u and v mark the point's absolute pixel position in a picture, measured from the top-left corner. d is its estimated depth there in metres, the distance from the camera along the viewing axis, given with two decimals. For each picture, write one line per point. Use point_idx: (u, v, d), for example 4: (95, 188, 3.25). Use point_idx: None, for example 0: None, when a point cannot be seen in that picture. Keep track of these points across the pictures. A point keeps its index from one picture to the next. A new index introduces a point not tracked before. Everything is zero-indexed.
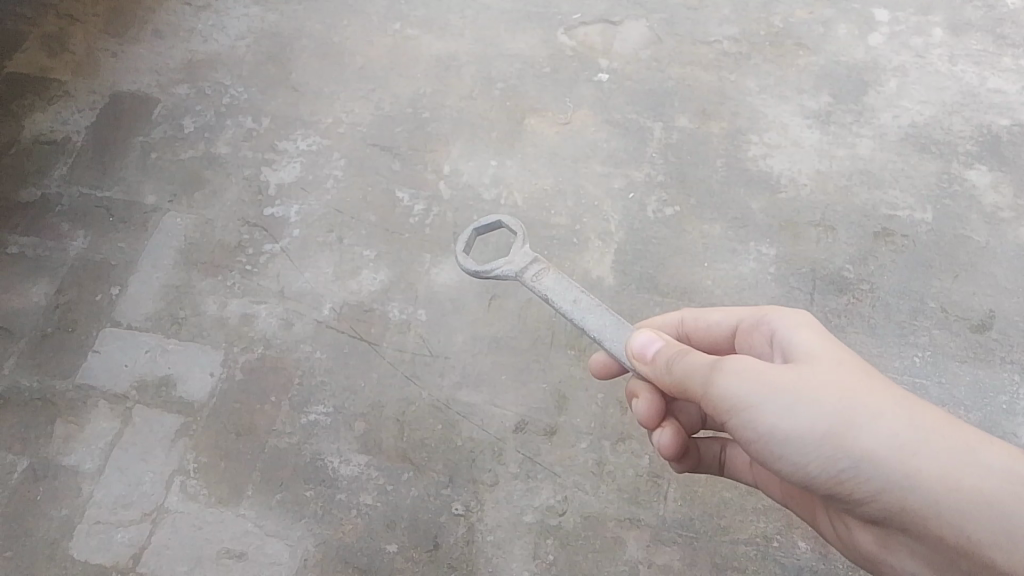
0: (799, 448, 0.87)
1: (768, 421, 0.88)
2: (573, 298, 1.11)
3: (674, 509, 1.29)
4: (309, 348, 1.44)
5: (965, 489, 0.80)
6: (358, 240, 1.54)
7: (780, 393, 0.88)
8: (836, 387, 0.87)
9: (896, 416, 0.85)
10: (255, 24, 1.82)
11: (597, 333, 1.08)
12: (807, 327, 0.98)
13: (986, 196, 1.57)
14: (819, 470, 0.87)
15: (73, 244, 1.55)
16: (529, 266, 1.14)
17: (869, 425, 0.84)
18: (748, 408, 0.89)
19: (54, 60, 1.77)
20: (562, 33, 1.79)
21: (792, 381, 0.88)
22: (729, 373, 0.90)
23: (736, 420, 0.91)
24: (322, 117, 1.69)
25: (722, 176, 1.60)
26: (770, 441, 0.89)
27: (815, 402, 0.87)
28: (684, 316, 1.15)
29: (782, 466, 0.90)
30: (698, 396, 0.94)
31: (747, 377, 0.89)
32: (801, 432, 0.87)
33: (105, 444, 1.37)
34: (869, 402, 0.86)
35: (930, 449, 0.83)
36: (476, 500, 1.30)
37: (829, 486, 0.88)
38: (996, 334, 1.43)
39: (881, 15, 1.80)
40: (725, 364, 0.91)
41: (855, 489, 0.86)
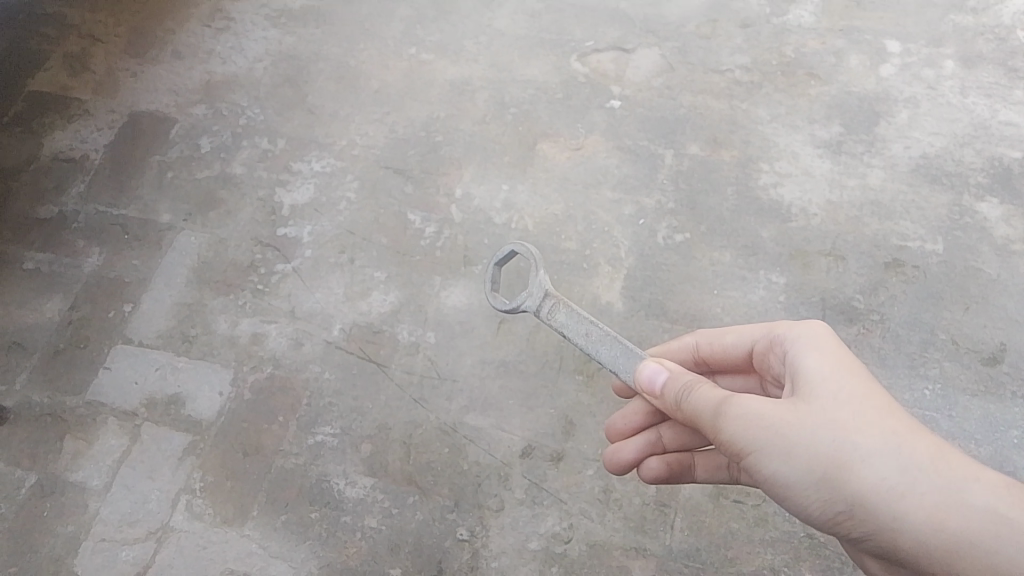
0: (798, 492, 0.87)
1: (769, 465, 0.88)
2: (584, 331, 1.10)
3: (680, 539, 1.28)
4: (318, 368, 1.44)
5: (952, 531, 0.80)
6: (368, 261, 1.55)
7: (780, 437, 0.87)
8: (833, 427, 0.85)
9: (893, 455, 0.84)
10: (273, 47, 1.85)
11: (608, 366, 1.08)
12: (817, 348, 0.95)
13: (997, 228, 1.57)
14: (817, 511, 0.87)
15: (88, 261, 1.56)
16: (544, 302, 1.12)
17: (865, 468, 0.83)
18: (751, 452, 0.88)
19: (75, 79, 1.80)
20: (575, 59, 1.81)
21: (792, 423, 0.87)
22: (730, 415, 0.90)
23: (738, 460, 0.91)
24: (336, 139, 1.71)
25: (732, 204, 1.60)
26: (771, 483, 0.89)
27: (814, 444, 0.85)
28: (699, 339, 1.15)
29: (783, 504, 0.90)
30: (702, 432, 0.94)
31: (749, 421, 0.88)
32: (799, 475, 0.86)
33: (113, 461, 1.37)
34: (868, 441, 0.84)
35: (924, 490, 0.82)
36: (481, 525, 1.30)
37: (828, 526, 0.88)
38: (1008, 368, 1.42)
39: (892, 47, 1.81)
40: (727, 405, 0.90)
41: (853, 530, 0.86)
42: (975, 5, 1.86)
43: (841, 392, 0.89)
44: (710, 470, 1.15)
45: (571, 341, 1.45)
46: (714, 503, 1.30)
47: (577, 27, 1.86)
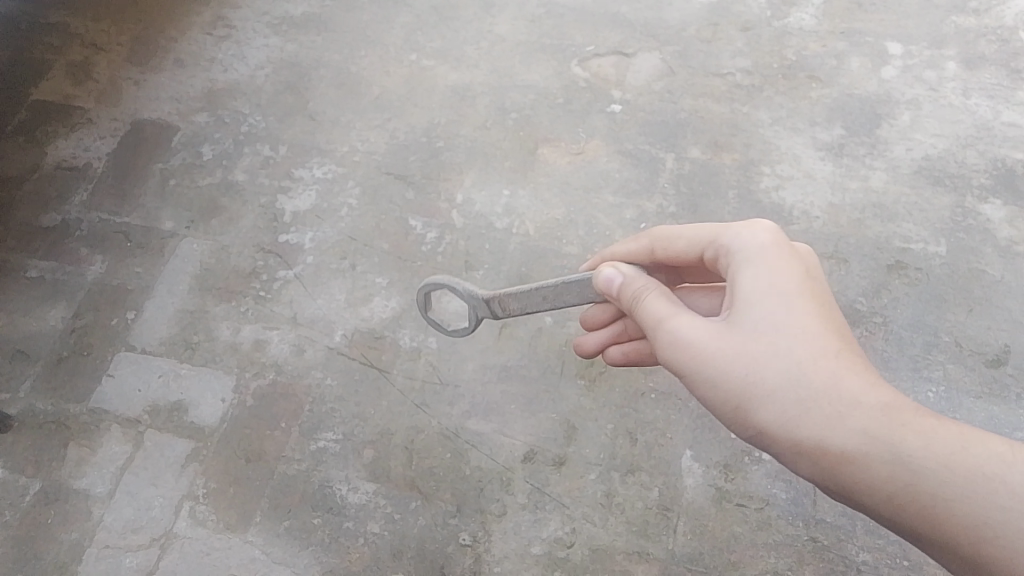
0: (718, 413, 0.89)
1: (694, 388, 0.90)
2: (542, 295, 1.09)
3: (683, 543, 1.27)
4: (320, 374, 1.44)
5: (862, 467, 0.79)
6: (370, 267, 1.56)
7: (696, 364, 0.88)
8: (749, 355, 0.86)
9: (796, 383, 0.83)
10: (274, 54, 1.86)
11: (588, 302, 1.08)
12: (757, 265, 0.92)
13: (1001, 229, 1.56)
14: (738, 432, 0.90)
15: (91, 269, 1.57)
16: (492, 305, 1.14)
17: (768, 397, 0.84)
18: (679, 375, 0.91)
19: (78, 88, 1.81)
20: (576, 64, 1.81)
21: (712, 348, 0.88)
22: (659, 343, 0.92)
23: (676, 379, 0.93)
24: (337, 145, 1.71)
25: (734, 207, 1.60)
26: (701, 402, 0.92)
27: (725, 373, 0.86)
28: (654, 237, 1.06)
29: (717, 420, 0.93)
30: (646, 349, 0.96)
31: (672, 343, 0.91)
32: (714, 398, 0.88)
33: (116, 468, 1.37)
34: (773, 372, 0.84)
35: (821, 417, 0.82)
36: (483, 531, 1.30)
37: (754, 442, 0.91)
38: (1012, 369, 1.42)
39: (894, 49, 1.81)
40: (660, 333, 0.92)
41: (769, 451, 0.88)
42: (977, 6, 1.86)
43: (769, 317, 0.87)
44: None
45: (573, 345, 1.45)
46: (717, 508, 1.30)
47: (577, 32, 1.86)
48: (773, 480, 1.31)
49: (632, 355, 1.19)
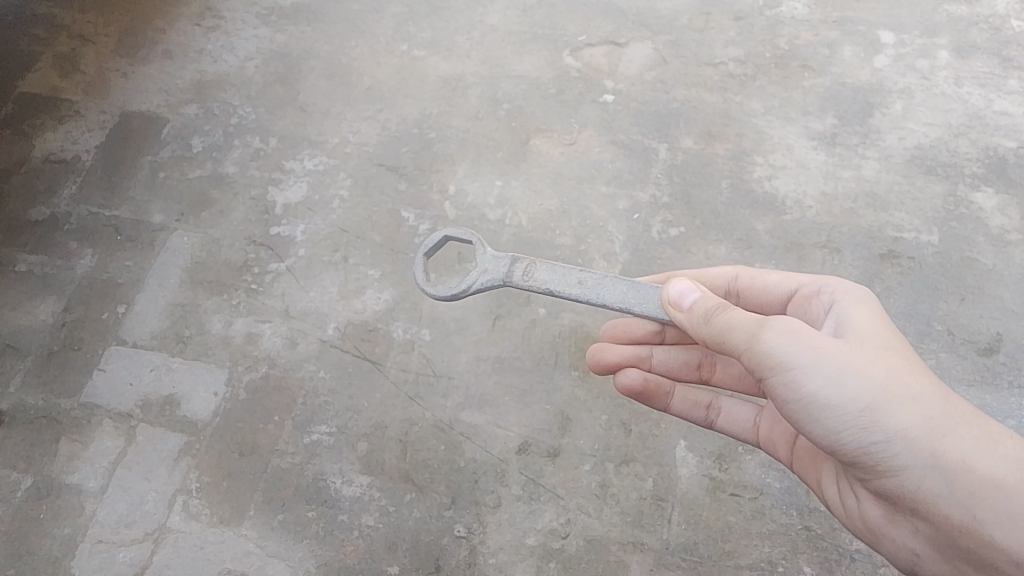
0: (839, 416, 0.88)
1: (812, 386, 0.89)
2: (577, 280, 1.11)
3: (678, 533, 1.28)
4: (313, 367, 1.44)
5: (1009, 491, 0.83)
6: (362, 260, 1.55)
7: (830, 361, 0.89)
8: (884, 365, 0.90)
9: (936, 402, 0.88)
10: (264, 45, 1.84)
11: (620, 304, 1.09)
12: (862, 303, 1.01)
13: (993, 218, 1.56)
14: (850, 440, 0.89)
15: (81, 263, 1.56)
16: (513, 266, 1.15)
17: (908, 405, 0.87)
18: (792, 370, 0.90)
19: (66, 80, 1.79)
20: (568, 54, 1.80)
21: (843, 353, 0.90)
22: (774, 336, 0.90)
23: (779, 381, 0.91)
24: (328, 137, 1.70)
25: (727, 197, 1.60)
26: (811, 404, 0.90)
27: (862, 375, 0.88)
28: (740, 272, 1.19)
29: (815, 429, 0.91)
30: (741, 349, 0.93)
31: (793, 337, 0.90)
32: (843, 398, 0.88)
33: (109, 463, 1.37)
34: (913, 384, 0.89)
35: (959, 436, 0.86)
36: (478, 523, 1.30)
37: (855, 455, 0.91)
38: (1004, 358, 1.42)
39: (886, 37, 1.80)
40: (772, 326, 0.91)
41: (880, 462, 0.89)
42: None
43: (893, 343, 0.93)
44: (691, 404, 1.22)
45: (567, 336, 1.45)
46: (711, 497, 1.30)
47: (569, 22, 1.85)
48: (767, 470, 1.31)
49: (649, 385, 1.22)
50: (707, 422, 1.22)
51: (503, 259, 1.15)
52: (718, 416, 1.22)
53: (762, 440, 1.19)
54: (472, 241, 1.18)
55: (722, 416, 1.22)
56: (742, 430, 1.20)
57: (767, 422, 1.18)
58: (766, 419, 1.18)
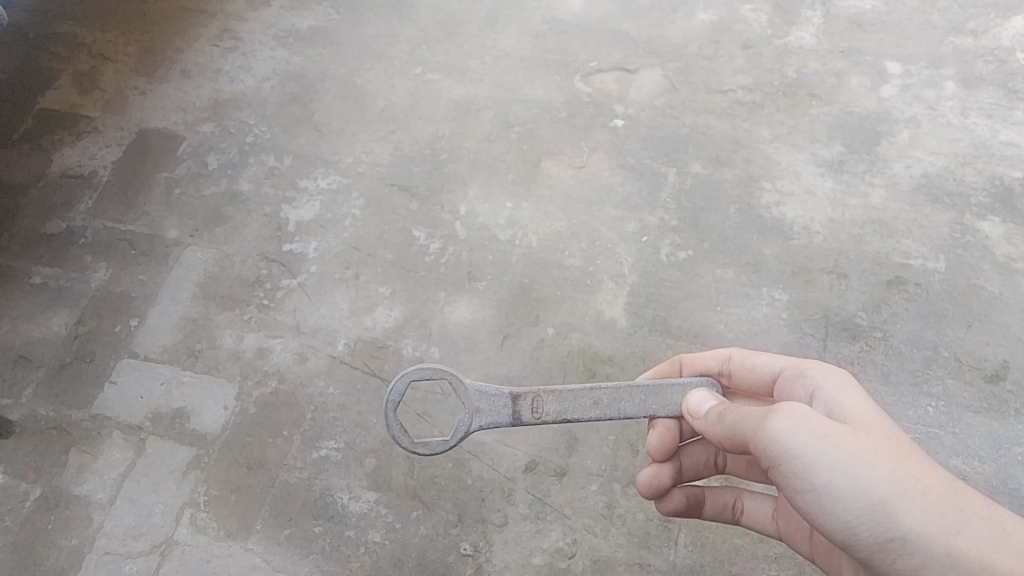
0: (849, 507, 0.85)
1: (823, 475, 0.86)
2: (590, 401, 1.09)
3: (684, 555, 1.27)
4: (322, 383, 1.45)
5: None
6: (374, 277, 1.56)
7: (836, 449, 0.86)
8: (890, 453, 0.87)
9: (947, 494, 0.84)
10: (281, 67, 1.88)
11: (641, 412, 1.10)
12: (853, 392, 0.99)
13: (999, 246, 1.58)
14: (864, 532, 0.85)
15: (95, 276, 1.58)
16: (517, 406, 1.10)
17: (920, 499, 0.83)
18: (797, 458, 0.87)
19: (85, 98, 1.83)
20: (579, 79, 1.83)
21: (848, 442, 0.87)
22: (780, 422, 0.87)
23: (786, 471, 0.88)
24: (342, 157, 1.73)
25: (735, 221, 1.62)
26: (823, 494, 0.86)
27: (872, 464, 0.85)
28: (732, 351, 1.15)
29: (829, 521, 0.87)
30: (748, 438, 0.91)
31: (797, 425, 0.87)
32: (852, 489, 0.85)
33: (117, 475, 1.37)
34: (923, 477, 0.85)
35: (975, 530, 0.82)
36: (485, 541, 1.30)
37: (870, 549, 0.86)
38: (1010, 385, 1.43)
39: (893, 68, 1.83)
40: (779, 412, 0.89)
41: (896, 557, 0.84)
42: (975, 27, 1.89)
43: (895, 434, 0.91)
44: (720, 507, 1.18)
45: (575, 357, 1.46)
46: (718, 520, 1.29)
47: (580, 48, 1.89)
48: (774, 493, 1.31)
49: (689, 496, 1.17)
50: (733, 520, 1.19)
51: (501, 398, 1.10)
52: (744, 514, 1.18)
53: (782, 532, 1.15)
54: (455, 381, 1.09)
55: (746, 513, 1.18)
56: (764, 525, 1.17)
57: (785, 516, 1.14)
58: (782, 513, 1.15)
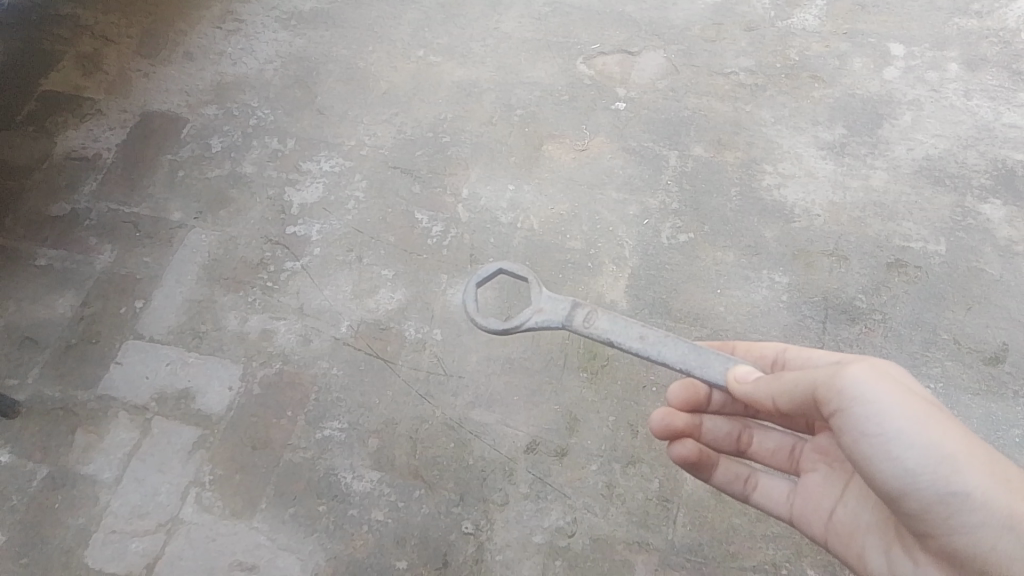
0: (918, 458, 0.87)
1: (895, 423, 0.88)
2: (637, 333, 1.12)
3: (683, 533, 1.29)
4: (326, 364, 1.46)
5: None
6: (376, 259, 1.57)
7: (909, 400, 0.89)
8: (956, 420, 0.90)
9: (1006, 463, 0.88)
10: (284, 49, 1.88)
11: (680, 364, 1.09)
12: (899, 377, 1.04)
13: (1000, 228, 1.58)
14: (927, 486, 0.87)
15: (100, 258, 1.59)
16: (573, 311, 1.15)
17: (985, 462, 0.86)
18: (872, 404, 0.89)
19: (88, 80, 1.83)
20: (581, 62, 1.83)
21: (920, 401, 0.90)
22: (858, 370, 0.91)
23: (856, 418, 0.90)
24: (344, 139, 1.73)
25: (736, 204, 1.62)
26: (892, 444, 0.88)
27: (941, 423, 0.88)
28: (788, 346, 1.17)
29: (890, 473, 0.89)
30: (817, 385, 0.93)
31: (874, 376, 0.90)
32: (924, 441, 0.87)
33: (124, 454, 1.39)
34: (984, 445, 0.89)
35: None
36: (486, 519, 1.31)
37: (928, 505, 0.88)
38: (1009, 367, 1.43)
39: (896, 50, 1.82)
40: (854, 364, 0.92)
41: (955, 514, 0.86)
42: (980, 9, 1.88)
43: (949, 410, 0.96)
44: (732, 476, 1.19)
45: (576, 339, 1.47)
46: (716, 499, 1.31)
47: (583, 30, 1.88)
48: None
49: (703, 456, 1.18)
50: (742, 495, 1.19)
51: (563, 305, 1.16)
52: (755, 490, 1.18)
53: (794, 514, 1.14)
54: (527, 280, 1.20)
55: (758, 491, 1.18)
56: (775, 506, 1.16)
57: (801, 498, 1.13)
58: (800, 496, 1.13)
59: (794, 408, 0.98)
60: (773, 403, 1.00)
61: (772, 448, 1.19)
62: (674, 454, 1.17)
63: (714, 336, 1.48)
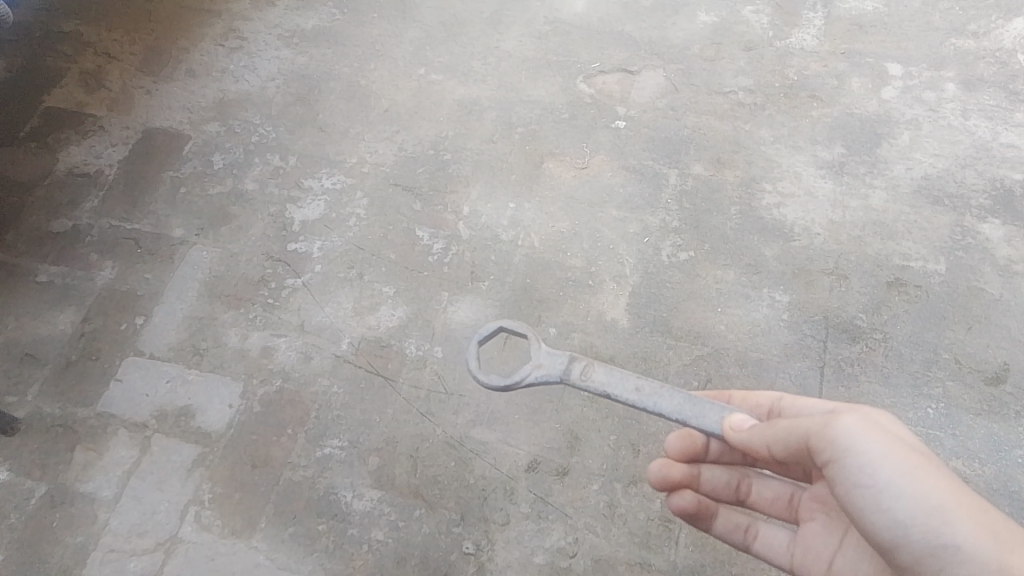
0: (908, 509, 0.86)
1: (885, 473, 0.88)
2: (634, 386, 1.10)
3: (685, 554, 1.28)
4: (327, 382, 1.46)
5: None
6: (377, 277, 1.57)
7: (899, 453, 0.89)
8: (950, 472, 0.89)
9: (1001, 517, 0.86)
10: (286, 67, 1.89)
11: (677, 415, 1.08)
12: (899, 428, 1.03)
13: (999, 248, 1.59)
14: (918, 537, 0.86)
15: (100, 274, 1.59)
16: (571, 365, 1.13)
17: (979, 516, 0.85)
18: (862, 454, 0.89)
19: (91, 96, 1.84)
20: (581, 80, 1.84)
21: (914, 453, 0.89)
22: (847, 422, 0.91)
23: (847, 468, 0.90)
24: (346, 157, 1.74)
25: (736, 223, 1.63)
26: (882, 494, 0.88)
27: (933, 475, 0.87)
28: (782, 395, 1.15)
29: (882, 523, 0.88)
30: (810, 434, 0.94)
31: (866, 426, 0.91)
32: (914, 491, 0.86)
33: (123, 472, 1.39)
34: (980, 499, 0.87)
35: None
36: (486, 539, 1.31)
37: (920, 558, 0.86)
38: (1010, 387, 1.43)
39: (894, 70, 1.84)
40: (845, 414, 0.93)
41: (947, 566, 0.85)
42: (976, 29, 1.90)
43: None
44: (731, 526, 1.18)
45: None
46: None
47: (583, 49, 1.89)
48: None
49: (701, 507, 1.18)
50: (744, 546, 1.18)
51: (561, 359, 1.13)
52: (756, 540, 1.17)
53: (795, 565, 1.13)
54: (525, 335, 1.16)
55: (759, 541, 1.17)
56: (777, 556, 1.15)
57: (802, 548, 1.12)
58: (800, 545, 1.12)
59: (789, 457, 0.98)
60: (768, 452, 1.00)
61: (770, 497, 1.18)
62: (672, 505, 1.18)
63: (715, 355, 1.48)
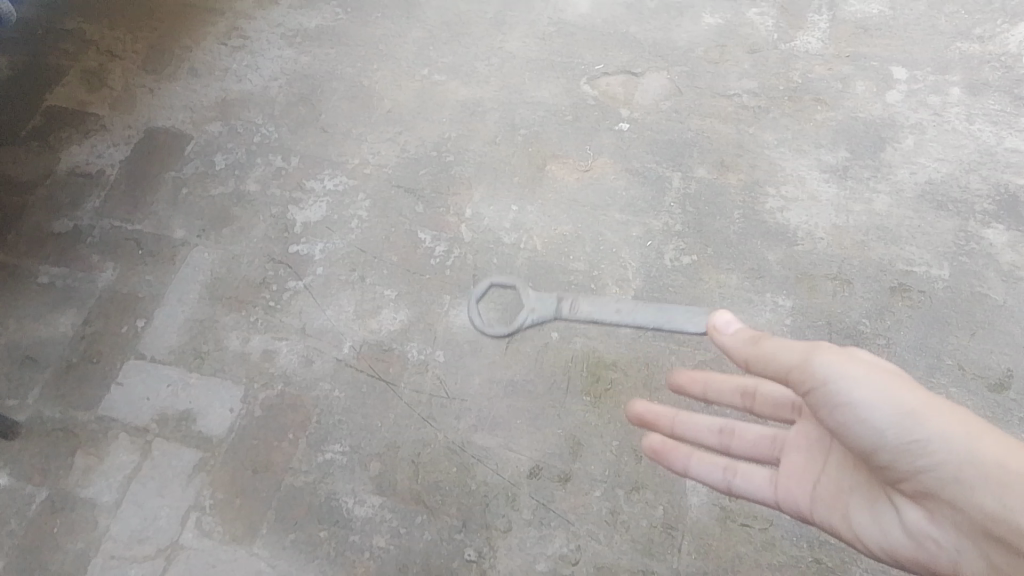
0: (882, 413, 0.92)
1: (858, 387, 0.93)
2: None
3: (687, 562, 1.28)
4: (328, 386, 1.45)
5: None
6: (379, 280, 1.56)
7: (878, 369, 0.95)
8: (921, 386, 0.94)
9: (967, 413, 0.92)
10: (287, 66, 1.87)
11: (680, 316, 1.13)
12: None
13: (1004, 253, 1.58)
14: (893, 435, 0.91)
15: (101, 276, 1.58)
16: None
17: (943, 411, 0.91)
18: (834, 372, 0.94)
19: (93, 95, 1.82)
20: (585, 82, 1.83)
21: (884, 371, 0.95)
22: (824, 346, 0.97)
23: (824, 387, 0.95)
24: (348, 158, 1.73)
25: (740, 227, 1.62)
26: (858, 404, 0.93)
27: (902, 386, 0.93)
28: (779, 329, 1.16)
29: (859, 428, 0.94)
30: (788, 362, 0.99)
31: (838, 353, 0.96)
32: (886, 398, 0.92)
33: (124, 477, 1.38)
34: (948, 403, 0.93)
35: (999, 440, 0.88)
36: (489, 546, 1.30)
37: (896, 452, 0.92)
38: (1014, 395, 1.43)
39: (899, 73, 1.83)
40: (821, 345, 0.98)
41: (921, 456, 0.90)
42: (981, 32, 1.89)
43: None
44: (712, 466, 1.19)
45: (580, 362, 1.46)
46: (721, 528, 1.30)
47: (586, 50, 1.88)
48: None
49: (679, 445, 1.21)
50: (724, 485, 1.18)
51: None
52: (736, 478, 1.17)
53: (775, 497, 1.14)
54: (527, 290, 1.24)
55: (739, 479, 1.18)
56: (757, 492, 1.16)
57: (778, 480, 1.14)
58: (777, 478, 1.14)
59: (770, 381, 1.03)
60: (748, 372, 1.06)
61: (753, 438, 1.21)
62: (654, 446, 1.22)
63: (719, 361, 1.47)
